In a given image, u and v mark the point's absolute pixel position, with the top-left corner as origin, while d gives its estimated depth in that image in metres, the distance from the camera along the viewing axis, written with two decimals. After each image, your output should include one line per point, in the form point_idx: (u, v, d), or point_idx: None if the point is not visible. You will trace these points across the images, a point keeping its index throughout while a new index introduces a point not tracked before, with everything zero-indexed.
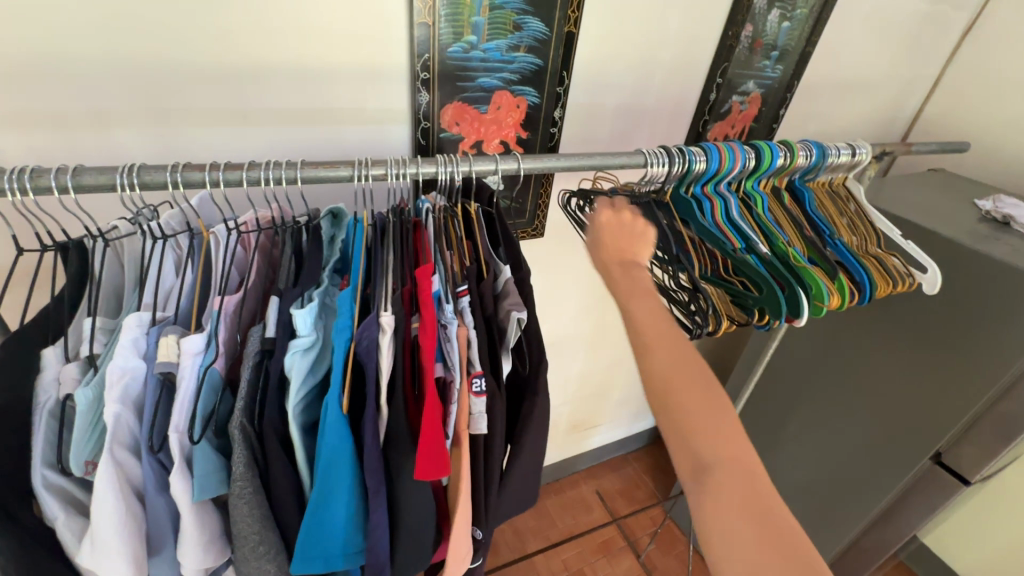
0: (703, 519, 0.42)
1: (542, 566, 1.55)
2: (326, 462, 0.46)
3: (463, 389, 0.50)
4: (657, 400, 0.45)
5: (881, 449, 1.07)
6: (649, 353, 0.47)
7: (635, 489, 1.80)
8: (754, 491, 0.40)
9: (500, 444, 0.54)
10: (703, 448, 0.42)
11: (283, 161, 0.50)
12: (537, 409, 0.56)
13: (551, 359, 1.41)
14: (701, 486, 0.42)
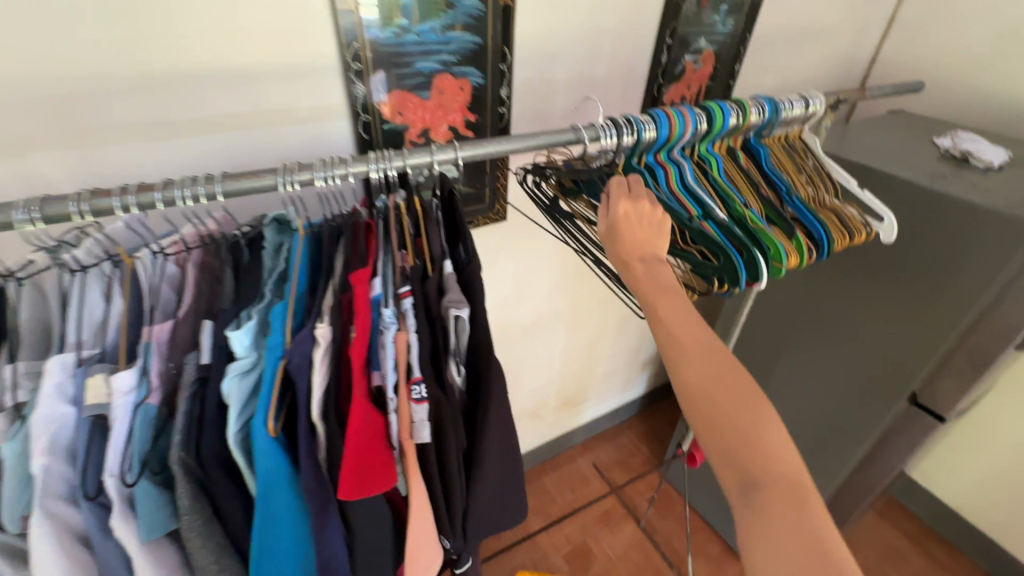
0: (751, 533, 0.44)
1: (545, 543, 1.57)
2: (262, 489, 0.44)
3: (403, 396, 0.48)
4: (699, 413, 0.47)
5: (858, 395, 1.08)
6: (684, 360, 0.49)
7: (630, 457, 1.82)
8: (797, 501, 0.43)
9: (455, 453, 0.52)
10: (753, 465, 0.44)
11: (199, 177, 0.47)
12: (491, 411, 0.54)
13: (533, 341, 1.40)
14: (749, 501, 0.44)
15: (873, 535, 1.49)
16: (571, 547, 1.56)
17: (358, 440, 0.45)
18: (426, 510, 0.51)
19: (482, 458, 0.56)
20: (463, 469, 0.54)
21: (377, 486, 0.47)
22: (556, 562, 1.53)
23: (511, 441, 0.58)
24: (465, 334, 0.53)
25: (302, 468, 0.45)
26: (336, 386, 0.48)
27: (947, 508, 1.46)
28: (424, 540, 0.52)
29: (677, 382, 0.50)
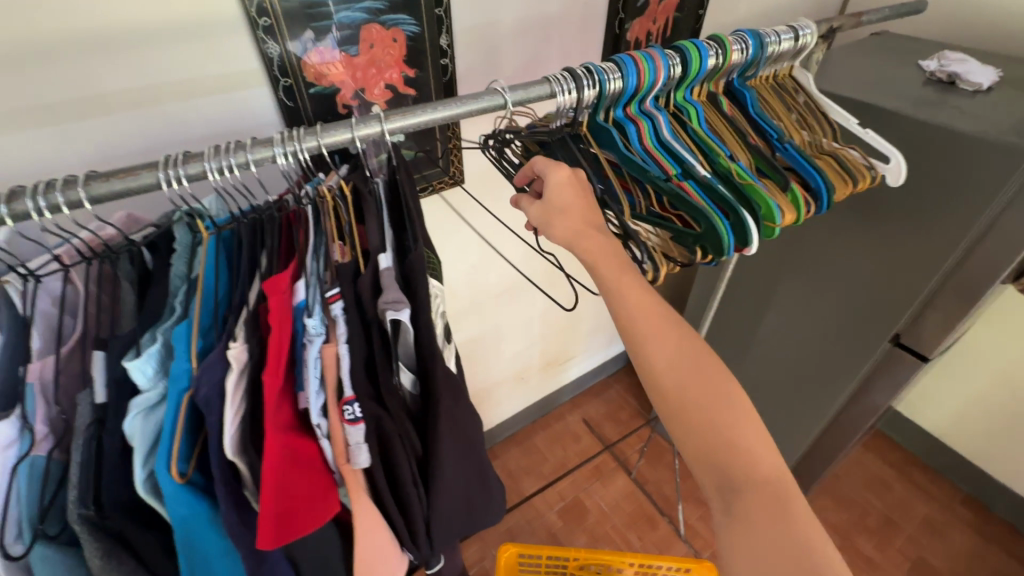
0: (734, 546, 0.41)
1: (538, 501, 1.58)
2: (183, 534, 0.40)
3: (335, 417, 0.43)
4: (677, 415, 0.45)
5: (841, 339, 1.06)
6: (657, 356, 0.46)
7: (619, 409, 1.82)
8: (778, 503, 0.40)
9: (406, 471, 0.47)
10: (736, 470, 0.42)
11: (57, 181, 0.38)
12: (444, 423, 0.48)
13: (510, 306, 1.35)
14: (731, 513, 0.41)
15: (857, 467, 1.53)
16: (564, 503, 1.57)
17: (276, 480, 0.40)
18: (380, 526, 0.48)
19: (442, 475, 0.50)
20: (420, 485, 0.49)
21: (305, 525, 0.43)
22: (550, 519, 1.54)
23: (473, 446, 0.53)
24: (411, 332, 0.45)
25: (224, 510, 0.40)
26: (254, 411, 0.42)
27: (930, 435, 1.50)
28: (380, 557, 0.49)
29: (650, 380, 0.46)
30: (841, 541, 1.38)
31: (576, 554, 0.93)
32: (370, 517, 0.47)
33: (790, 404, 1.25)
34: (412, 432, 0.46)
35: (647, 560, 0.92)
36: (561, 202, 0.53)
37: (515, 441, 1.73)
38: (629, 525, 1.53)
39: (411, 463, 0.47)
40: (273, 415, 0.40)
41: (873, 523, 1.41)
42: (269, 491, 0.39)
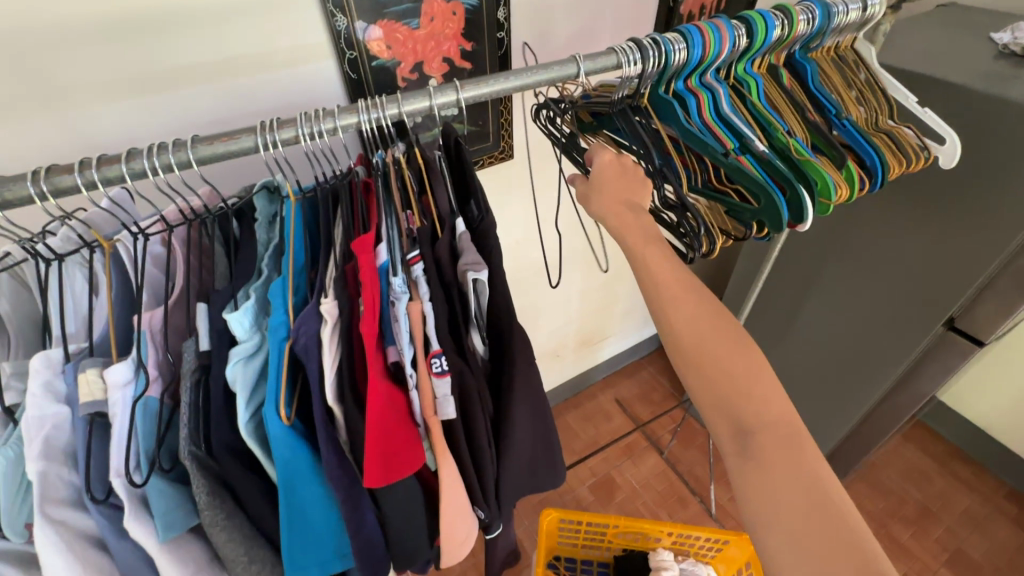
0: (747, 486, 0.42)
1: (569, 476, 1.61)
2: (285, 476, 0.43)
3: (422, 370, 0.46)
4: (691, 368, 0.45)
5: (888, 324, 1.03)
6: (675, 315, 0.46)
7: (652, 391, 1.83)
8: (793, 443, 0.42)
9: (483, 427, 0.50)
10: (748, 414, 0.43)
11: (168, 142, 0.41)
12: (519, 383, 0.51)
13: (549, 283, 1.36)
14: (746, 455, 0.42)
15: (896, 456, 1.50)
16: (594, 479, 1.60)
17: (376, 427, 0.43)
18: (457, 484, 0.50)
19: (513, 431, 0.53)
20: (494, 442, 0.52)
21: (400, 471, 0.45)
22: (580, 494, 1.57)
23: (540, 411, 0.56)
24: (483, 296, 0.47)
25: (325, 454, 0.43)
26: (349, 364, 0.45)
27: (974, 427, 1.47)
28: (456, 517, 0.51)
29: (670, 338, 0.46)
30: (876, 528, 1.36)
31: (614, 522, 0.95)
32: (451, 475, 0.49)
33: (830, 389, 1.24)
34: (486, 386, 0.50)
35: (684, 533, 0.94)
36: (600, 180, 0.55)
37: None
38: (660, 503, 1.54)
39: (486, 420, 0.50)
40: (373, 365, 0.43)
41: (910, 513, 1.39)
42: (374, 434, 0.43)
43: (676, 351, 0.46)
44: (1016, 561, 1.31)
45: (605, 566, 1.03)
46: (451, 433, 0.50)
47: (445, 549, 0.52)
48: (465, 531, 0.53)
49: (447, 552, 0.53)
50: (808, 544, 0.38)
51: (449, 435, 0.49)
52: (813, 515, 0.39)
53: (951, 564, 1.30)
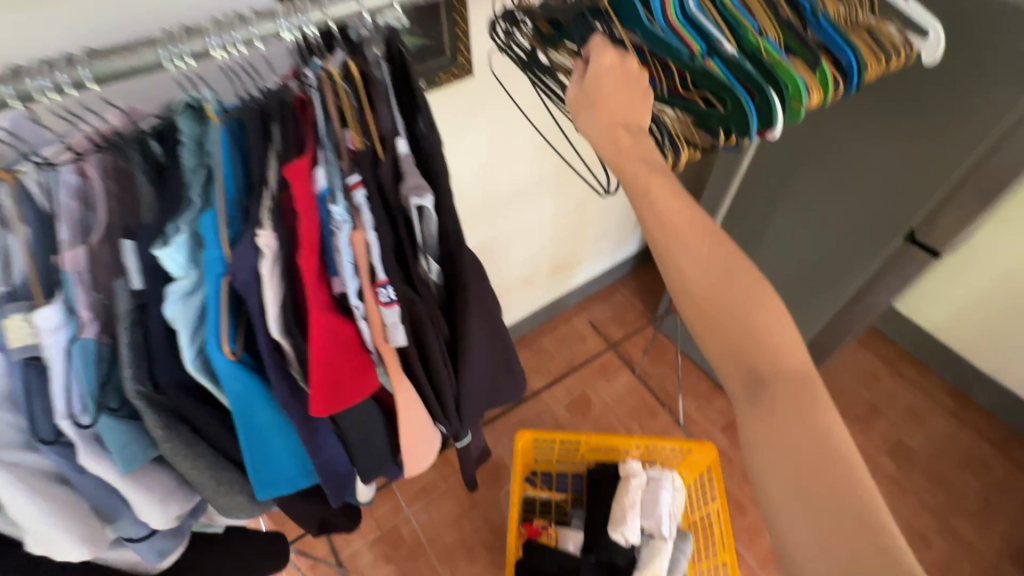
0: (756, 437, 0.41)
1: (546, 396, 1.67)
2: (240, 407, 0.44)
3: (370, 300, 0.44)
4: (701, 314, 0.44)
5: (853, 238, 1.05)
6: (684, 261, 0.45)
7: (625, 312, 1.87)
8: (804, 395, 0.41)
9: (438, 352, 0.50)
10: (759, 363, 0.42)
11: (60, 58, 0.37)
12: (470, 306, 0.51)
13: (519, 209, 1.33)
14: (756, 404, 0.41)
15: (850, 362, 1.60)
16: (571, 398, 1.67)
17: (323, 355, 0.43)
18: (415, 406, 0.51)
19: (470, 355, 0.53)
20: (451, 366, 0.52)
21: (350, 397, 0.47)
22: (558, 412, 1.65)
23: (495, 332, 0.57)
24: (432, 221, 0.45)
25: (274, 384, 0.44)
26: (292, 295, 0.44)
27: (923, 331, 1.56)
28: (416, 435, 0.54)
29: (679, 281, 0.46)
30: None
31: (584, 440, 1.01)
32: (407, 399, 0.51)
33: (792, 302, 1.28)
34: (440, 312, 0.49)
35: (651, 445, 1.00)
36: (599, 96, 0.51)
37: (524, 343, 1.79)
38: (632, 416, 1.63)
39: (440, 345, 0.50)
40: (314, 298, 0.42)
41: (859, 412, 1.51)
42: (318, 363, 0.43)
43: (687, 297, 0.45)
44: (948, 448, 1.45)
45: (578, 477, 1.07)
46: (406, 359, 0.50)
47: (408, 462, 0.55)
48: (427, 447, 0.56)
49: (409, 464, 0.56)
50: (808, 496, 0.38)
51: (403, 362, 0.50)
52: (820, 480, 0.38)
53: (892, 455, 1.44)
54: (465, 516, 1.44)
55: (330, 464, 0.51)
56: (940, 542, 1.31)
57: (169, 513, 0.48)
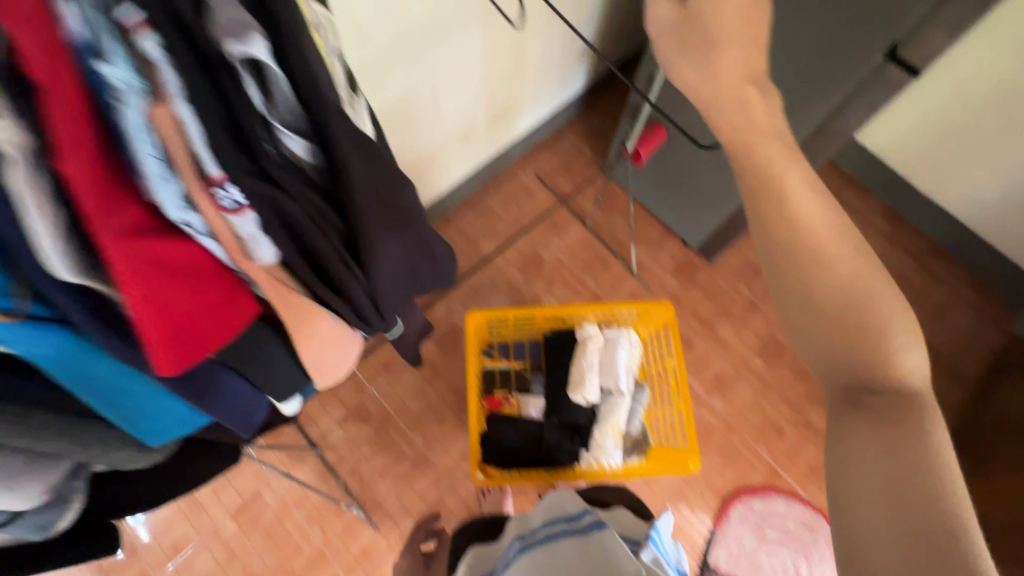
0: (854, 439, 0.52)
1: (497, 259, 1.61)
2: (66, 369, 0.47)
3: (206, 200, 0.41)
4: (828, 321, 0.54)
5: (824, 62, 0.87)
6: (822, 272, 0.54)
7: (574, 160, 1.72)
8: (908, 417, 0.50)
9: (325, 245, 0.49)
10: (871, 376, 0.53)
11: None
12: (360, 202, 0.47)
13: (442, 48, 1.08)
14: (860, 410, 0.53)
15: None
16: (523, 259, 1.61)
17: (148, 285, 0.41)
18: (300, 304, 0.54)
19: (373, 252, 0.52)
20: (352, 263, 0.52)
21: (202, 322, 0.48)
22: (510, 275, 1.60)
23: (399, 225, 0.54)
24: (269, 85, 0.38)
25: (89, 328, 0.43)
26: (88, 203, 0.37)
27: (869, 156, 1.56)
28: (320, 348, 0.61)
29: (810, 285, 0.54)
30: None
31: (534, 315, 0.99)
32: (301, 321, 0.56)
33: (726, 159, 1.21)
34: (322, 208, 0.47)
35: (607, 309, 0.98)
36: None
37: (468, 205, 1.65)
38: (585, 270, 1.61)
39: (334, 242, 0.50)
40: (122, 225, 0.38)
41: None
42: (147, 317, 0.42)
43: (811, 306, 0.54)
44: None
45: (536, 345, 1.03)
46: (302, 257, 0.50)
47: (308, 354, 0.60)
48: (335, 352, 0.64)
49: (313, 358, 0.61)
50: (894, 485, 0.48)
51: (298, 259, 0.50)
52: (910, 482, 0.47)
53: None
54: (429, 385, 1.46)
55: (228, 407, 0.58)
56: None
57: (31, 492, 0.55)
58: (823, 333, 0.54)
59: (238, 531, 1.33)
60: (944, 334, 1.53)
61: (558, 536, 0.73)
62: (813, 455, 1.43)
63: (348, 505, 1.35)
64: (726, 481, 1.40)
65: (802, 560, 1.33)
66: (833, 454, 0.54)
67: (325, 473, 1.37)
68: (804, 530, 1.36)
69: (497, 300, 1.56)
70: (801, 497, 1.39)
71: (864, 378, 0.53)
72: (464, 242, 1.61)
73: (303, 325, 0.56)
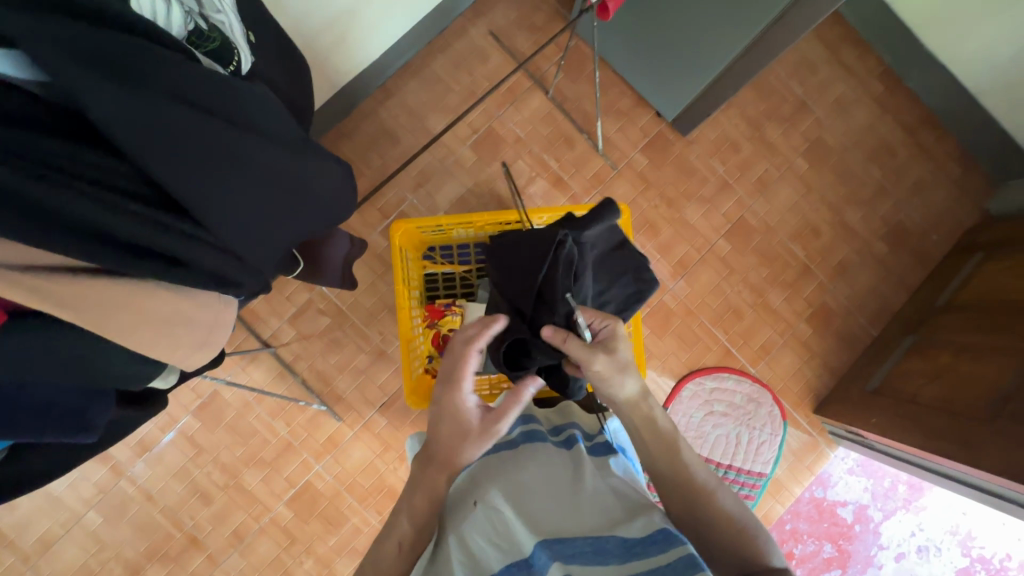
0: (708, 530, 0.67)
1: (447, 138, 1.42)
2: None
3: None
4: (668, 459, 0.72)
5: None
6: (656, 472, 0.73)
7: (534, 12, 1.44)
8: (729, 525, 0.66)
9: (145, 218, 0.49)
10: (699, 503, 0.69)
11: None
12: (114, 128, 0.46)
13: None
14: (701, 526, 0.67)
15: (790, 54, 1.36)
16: (476, 136, 1.43)
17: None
18: (123, 298, 0.50)
19: (210, 210, 0.53)
20: (166, 218, 0.50)
21: None
22: (461, 155, 1.42)
23: (232, 169, 0.55)
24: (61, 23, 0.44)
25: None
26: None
27: (880, 4, 1.42)
28: (172, 336, 0.55)
29: (664, 476, 0.72)
30: (753, 131, 1.47)
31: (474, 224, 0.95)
32: (132, 316, 0.51)
33: (708, 15, 1.08)
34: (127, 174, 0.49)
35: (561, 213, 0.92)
36: None
37: (411, 72, 1.41)
38: (546, 148, 1.44)
39: (134, 197, 0.49)
40: None
41: (786, 112, 1.48)
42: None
43: (664, 453, 0.73)
44: (862, 142, 1.48)
45: (481, 246, 1.02)
46: (104, 237, 0.47)
47: (167, 351, 0.56)
48: (199, 338, 0.59)
49: (186, 351, 0.58)
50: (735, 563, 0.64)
51: (137, 228, 0.48)
52: (734, 557, 0.64)
53: (807, 153, 1.48)
54: (381, 281, 1.39)
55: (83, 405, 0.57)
56: (827, 231, 1.47)
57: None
58: (676, 467, 0.71)
59: (202, 427, 1.35)
60: (918, 212, 1.48)
61: (539, 432, 0.77)
62: (767, 335, 1.46)
63: (308, 401, 1.36)
64: (680, 362, 1.44)
65: (744, 429, 1.44)
66: (701, 542, 0.67)
67: (282, 372, 1.36)
68: (749, 403, 1.44)
69: (449, 185, 1.41)
70: (750, 374, 1.45)
71: (723, 525, 0.66)
72: (408, 118, 1.40)
73: (133, 315, 0.51)
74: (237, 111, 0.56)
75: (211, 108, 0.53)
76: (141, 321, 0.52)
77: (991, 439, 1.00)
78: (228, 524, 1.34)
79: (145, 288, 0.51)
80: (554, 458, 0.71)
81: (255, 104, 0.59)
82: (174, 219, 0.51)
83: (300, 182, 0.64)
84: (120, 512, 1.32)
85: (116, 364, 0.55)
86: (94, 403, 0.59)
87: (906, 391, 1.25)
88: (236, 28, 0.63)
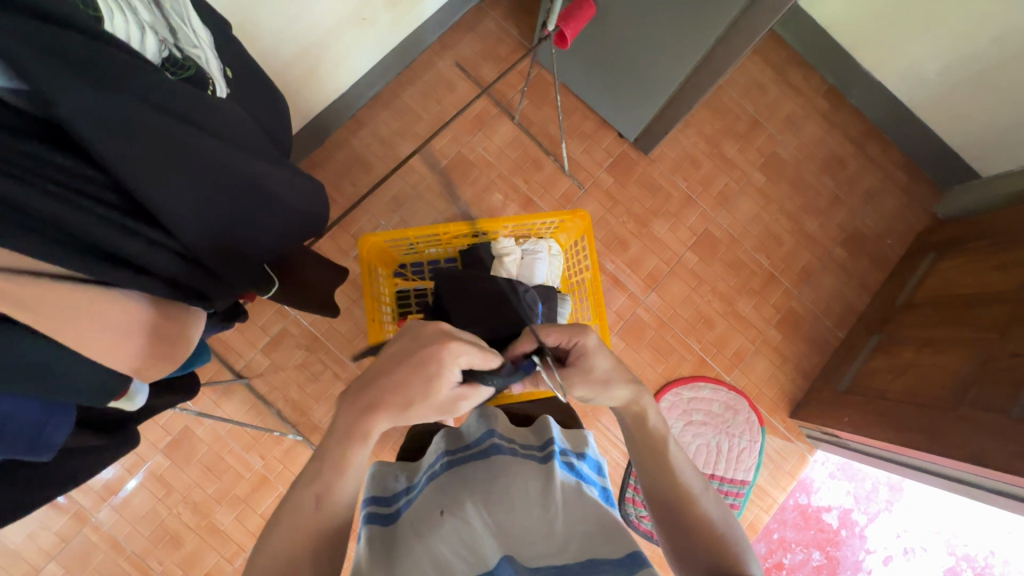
0: (682, 527, 0.64)
1: (418, 163, 1.45)
2: None
3: None
4: (654, 451, 0.69)
5: None
6: (641, 463, 0.70)
7: (497, 44, 1.51)
8: (701, 528, 0.63)
9: (112, 221, 0.51)
10: (675, 500, 0.66)
11: None
12: (85, 127, 0.48)
13: None
14: (675, 520, 0.65)
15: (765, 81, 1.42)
16: (447, 162, 1.47)
17: None
18: (93, 306, 0.51)
19: (172, 217, 0.57)
20: (131, 223, 0.53)
21: None
22: (433, 180, 1.46)
23: (194, 170, 0.58)
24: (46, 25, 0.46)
25: None
26: None
27: (818, 29, 1.53)
28: (139, 344, 0.57)
29: (648, 470, 0.69)
30: (711, 149, 1.55)
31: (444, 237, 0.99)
32: (96, 323, 0.52)
33: (656, 43, 1.15)
34: (94, 176, 0.51)
35: (523, 222, 0.97)
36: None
37: (382, 103, 1.46)
38: (515, 170, 1.48)
39: (102, 203, 0.51)
40: None
41: (740, 129, 1.56)
42: None
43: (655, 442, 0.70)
44: (813, 154, 1.57)
45: (452, 261, 1.07)
46: (69, 238, 0.48)
47: (135, 362, 0.58)
48: (164, 350, 0.61)
49: (147, 365, 0.59)
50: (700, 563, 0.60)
51: (104, 230, 0.50)
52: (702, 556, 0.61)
53: (764, 167, 1.55)
54: (356, 306, 1.39)
55: (43, 421, 0.56)
56: (788, 239, 1.53)
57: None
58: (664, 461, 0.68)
59: (172, 466, 1.30)
60: (871, 219, 1.55)
61: (499, 442, 0.75)
62: (740, 343, 1.49)
63: (283, 431, 1.33)
64: (657, 373, 1.46)
65: (723, 437, 1.45)
66: (677, 537, 0.65)
67: (257, 403, 1.34)
68: (726, 411, 1.46)
69: (421, 210, 1.44)
70: (726, 383, 1.47)
71: (699, 527, 0.63)
72: (379, 147, 1.44)
73: (92, 321, 0.52)
74: (202, 113, 0.60)
75: (177, 111, 0.57)
76: (102, 329, 0.53)
77: (957, 426, 1.03)
78: (199, 567, 1.28)
79: (113, 296, 0.53)
80: (511, 464, 0.71)
81: (218, 108, 0.63)
82: (138, 225, 0.54)
83: (257, 181, 0.67)
84: (83, 562, 1.25)
85: (80, 378, 0.55)
86: (54, 417, 0.57)
87: (876, 388, 1.28)
88: (209, 61, 0.65)
